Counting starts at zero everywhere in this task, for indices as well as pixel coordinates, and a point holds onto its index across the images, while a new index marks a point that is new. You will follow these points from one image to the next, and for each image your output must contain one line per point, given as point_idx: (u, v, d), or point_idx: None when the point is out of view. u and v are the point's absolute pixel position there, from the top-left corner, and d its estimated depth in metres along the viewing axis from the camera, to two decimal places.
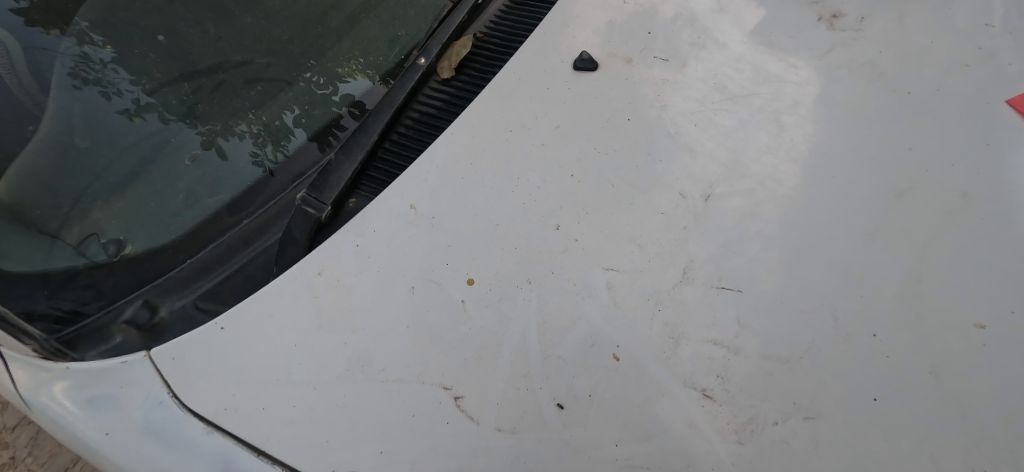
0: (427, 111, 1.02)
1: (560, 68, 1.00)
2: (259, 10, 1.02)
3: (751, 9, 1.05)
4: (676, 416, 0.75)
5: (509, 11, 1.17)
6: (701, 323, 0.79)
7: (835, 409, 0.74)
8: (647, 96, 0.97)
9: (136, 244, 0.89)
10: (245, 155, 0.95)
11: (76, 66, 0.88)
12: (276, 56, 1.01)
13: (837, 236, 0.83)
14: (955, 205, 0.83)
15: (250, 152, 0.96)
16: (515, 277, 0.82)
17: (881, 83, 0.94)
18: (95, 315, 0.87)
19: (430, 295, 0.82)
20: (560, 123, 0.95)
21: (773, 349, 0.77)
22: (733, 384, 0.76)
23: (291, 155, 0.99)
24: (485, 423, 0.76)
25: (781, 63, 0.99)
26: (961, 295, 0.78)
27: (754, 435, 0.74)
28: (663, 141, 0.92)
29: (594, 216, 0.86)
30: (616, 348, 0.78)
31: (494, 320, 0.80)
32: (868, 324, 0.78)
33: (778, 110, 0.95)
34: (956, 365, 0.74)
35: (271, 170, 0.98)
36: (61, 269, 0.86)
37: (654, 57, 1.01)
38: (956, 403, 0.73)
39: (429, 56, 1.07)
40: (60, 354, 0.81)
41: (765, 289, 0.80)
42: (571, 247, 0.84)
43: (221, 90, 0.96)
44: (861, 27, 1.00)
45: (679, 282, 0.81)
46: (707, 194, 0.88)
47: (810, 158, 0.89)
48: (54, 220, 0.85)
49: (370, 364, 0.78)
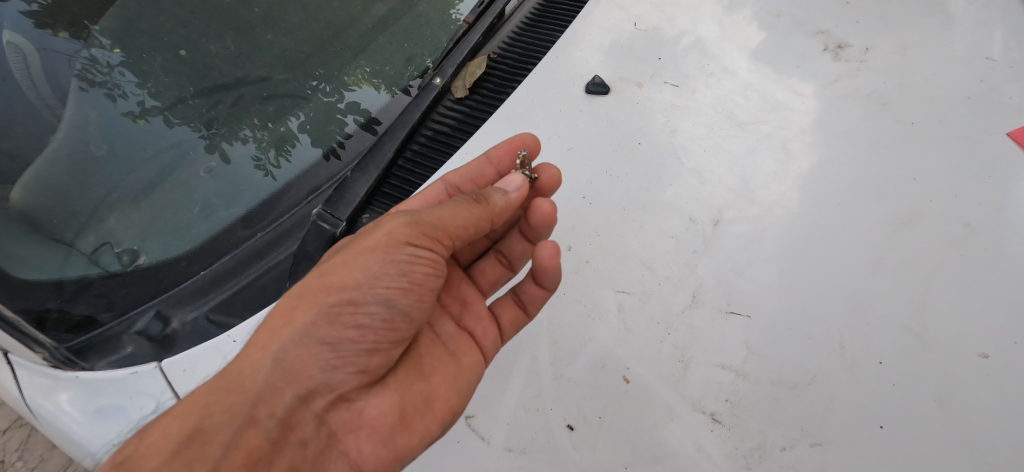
0: (441, 130, 1.05)
1: (572, 90, 1.04)
2: (281, 28, 1.04)
3: (756, 36, 1.08)
4: (685, 440, 0.77)
5: (523, 33, 1.18)
6: (710, 346, 0.81)
7: (840, 436, 0.76)
8: (658, 121, 1.00)
9: (150, 255, 0.89)
10: (246, 159, 0.95)
11: (85, 68, 0.89)
12: (294, 71, 1.02)
13: (843, 264, 0.84)
14: (959, 236, 0.84)
15: (252, 156, 0.96)
16: (586, 324, 0.85)
17: (885, 113, 0.96)
18: (109, 324, 0.86)
19: (569, 342, 0.84)
20: (571, 145, 0.99)
21: (781, 375, 0.79)
22: (741, 409, 0.78)
23: (292, 160, 0.99)
24: (495, 444, 0.80)
25: (788, 90, 1.02)
26: (966, 327, 0.79)
27: (762, 460, 0.76)
28: (673, 165, 0.96)
29: (605, 238, 0.91)
30: (626, 370, 0.81)
31: (586, 375, 0.82)
32: (874, 351, 0.79)
33: (785, 137, 0.97)
34: (961, 395, 0.75)
35: (271, 173, 0.97)
36: (75, 279, 0.85)
37: (664, 82, 1.04)
38: (962, 433, 0.74)
39: (444, 75, 1.07)
40: (71, 363, 0.80)
41: (770, 313, 0.82)
42: (582, 269, 0.89)
43: (240, 104, 0.98)
44: (865, 58, 1.02)
45: (688, 305, 0.84)
46: (716, 219, 0.91)
47: (814, 185, 0.92)
48: (70, 229, 0.84)
49: (526, 425, 0.80)
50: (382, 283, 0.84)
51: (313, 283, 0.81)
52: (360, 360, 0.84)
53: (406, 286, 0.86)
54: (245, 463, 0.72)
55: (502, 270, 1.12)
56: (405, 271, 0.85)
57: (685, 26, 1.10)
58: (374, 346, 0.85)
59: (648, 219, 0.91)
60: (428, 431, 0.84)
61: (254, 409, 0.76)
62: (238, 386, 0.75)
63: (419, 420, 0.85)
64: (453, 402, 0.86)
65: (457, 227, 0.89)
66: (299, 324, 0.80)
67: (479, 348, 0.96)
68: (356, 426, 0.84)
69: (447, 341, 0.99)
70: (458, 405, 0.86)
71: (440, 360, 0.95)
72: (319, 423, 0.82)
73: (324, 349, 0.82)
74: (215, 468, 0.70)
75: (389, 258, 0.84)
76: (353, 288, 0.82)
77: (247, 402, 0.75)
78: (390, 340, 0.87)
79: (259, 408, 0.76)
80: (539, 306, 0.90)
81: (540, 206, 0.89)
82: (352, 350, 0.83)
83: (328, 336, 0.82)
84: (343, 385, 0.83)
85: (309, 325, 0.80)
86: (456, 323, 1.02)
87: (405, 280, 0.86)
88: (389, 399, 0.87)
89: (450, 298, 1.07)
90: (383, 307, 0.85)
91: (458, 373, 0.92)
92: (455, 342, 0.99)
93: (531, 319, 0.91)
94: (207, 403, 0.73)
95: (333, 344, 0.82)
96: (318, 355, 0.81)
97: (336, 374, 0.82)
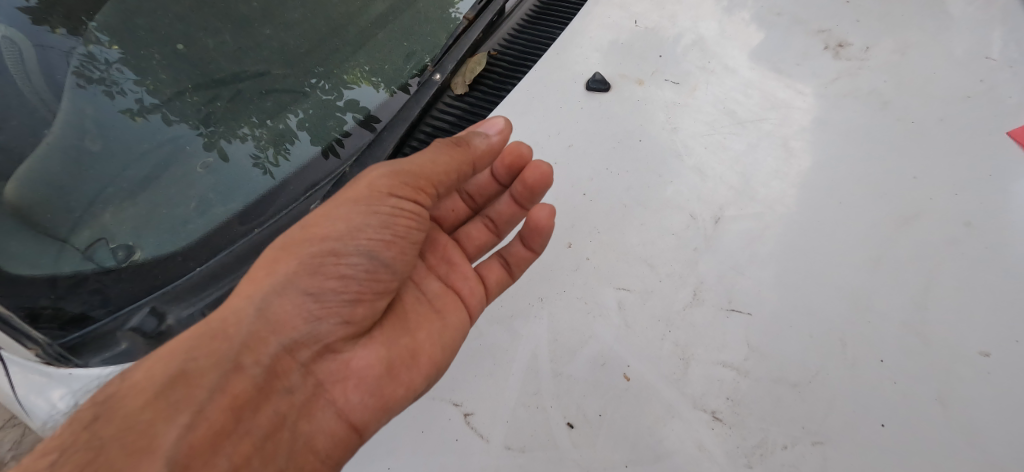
0: (439, 126, 1.08)
1: (572, 88, 1.04)
2: (279, 23, 1.03)
3: (756, 34, 1.07)
4: (685, 438, 0.77)
5: (523, 30, 1.18)
6: (711, 344, 0.81)
7: (842, 434, 0.75)
8: (658, 119, 1.00)
9: (145, 251, 0.87)
10: (244, 158, 0.94)
11: (82, 65, 0.88)
12: (292, 66, 1.01)
13: (843, 262, 0.84)
14: (959, 234, 0.84)
15: (250, 154, 0.95)
16: (585, 322, 0.84)
17: (885, 112, 0.96)
18: (103, 321, 0.84)
19: (571, 340, 0.83)
20: (572, 142, 0.99)
21: (782, 373, 0.78)
22: (742, 407, 0.77)
23: (290, 158, 0.98)
24: (494, 441, 0.79)
25: (788, 89, 1.02)
26: (966, 325, 0.78)
27: (763, 458, 0.75)
28: (673, 163, 0.95)
29: (605, 235, 0.90)
30: (627, 368, 0.81)
31: (587, 373, 0.81)
32: (875, 350, 0.78)
33: (786, 135, 0.97)
34: (962, 393, 0.75)
35: (269, 172, 0.96)
36: (69, 275, 0.83)
37: (664, 79, 1.04)
38: (964, 432, 0.73)
39: (444, 72, 1.09)
40: (65, 360, 0.81)
41: (771, 311, 0.82)
42: (583, 266, 0.88)
43: (237, 99, 0.97)
44: (865, 57, 1.02)
45: (689, 303, 0.84)
46: (717, 217, 0.90)
47: (815, 183, 0.91)
48: (64, 224, 0.84)
49: (527, 424, 0.79)
50: (364, 234, 0.86)
51: (295, 235, 0.83)
52: (344, 310, 0.87)
53: (388, 239, 0.88)
54: (231, 408, 0.78)
55: (489, 235, 1.11)
56: (388, 224, 0.87)
57: (685, 24, 1.10)
58: (358, 297, 0.88)
59: (648, 216, 0.91)
60: (413, 383, 0.87)
61: (240, 356, 0.80)
62: (222, 332, 0.79)
63: (405, 372, 0.89)
64: (437, 357, 0.89)
65: (437, 175, 0.89)
66: (281, 275, 0.83)
67: (464, 308, 0.97)
68: (343, 377, 0.88)
69: (432, 299, 1.00)
70: (443, 361, 0.89)
71: (426, 318, 0.97)
72: (304, 374, 0.86)
73: (306, 301, 0.84)
74: (201, 410, 0.75)
75: (369, 210, 0.85)
76: (335, 239, 0.84)
77: (232, 348, 0.79)
78: (373, 291, 0.89)
79: (245, 356, 0.80)
80: (524, 268, 0.93)
81: (537, 168, 0.93)
82: (335, 302, 0.86)
83: (310, 288, 0.84)
84: (327, 336, 0.86)
85: (292, 276, 0.83)
86: (442, 281, 1.03)
87: (388, 232, 0.88)
88: (375, 352, 0.90)
89: (434, 261, 1.05)
90: (365, 258, 0.87)
91: (442, 331, 0.94)
92: (440, 300, 0.99)
93: (514, 279, 0.95)
94: (190, 350, 0.76)
95: (316, 295, 0.85)
96: (301, 307, 0.84)
97: (320, 325, 0.85)
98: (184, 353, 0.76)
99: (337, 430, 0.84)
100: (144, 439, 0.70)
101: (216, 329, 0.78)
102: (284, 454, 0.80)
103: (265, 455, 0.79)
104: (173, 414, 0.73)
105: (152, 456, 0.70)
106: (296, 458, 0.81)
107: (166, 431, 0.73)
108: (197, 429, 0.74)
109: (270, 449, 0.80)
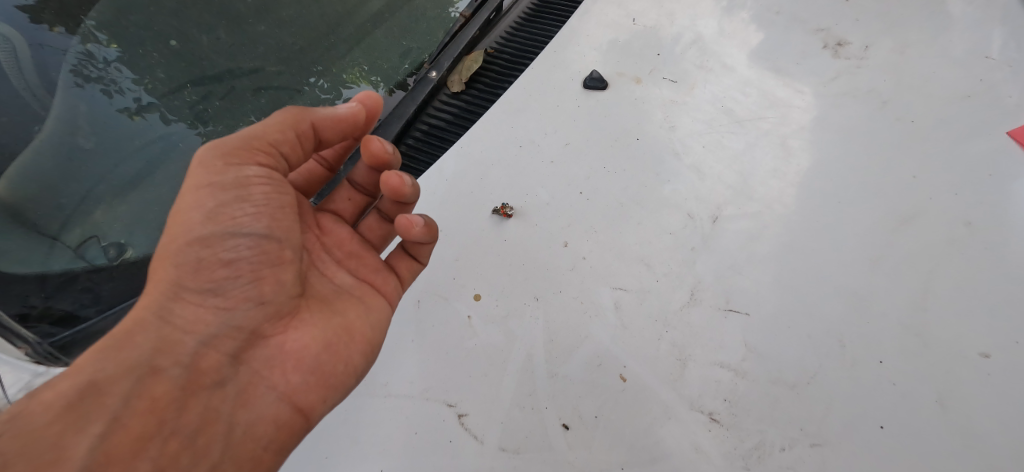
0: (435, 124, 1.04)
1: (570, 85, 1.03)
2: (274, 19, 1.02)
3: (755, 33, 1.06)
4: (682, 440, 0.76)
5: (521, 27, 1.17)
6: (708, 345, 0.80)
7: (840, 436, 0.74)
8: (656, 117, 0.99)
9: (138, 249, 0.87)
10: None
11: (79, 63, 0.87)
12: (288, 64, 1.01)
13: (842, 262, 0.83)
14: (959, 235, 0.83)
15: None
16: (581, 323, 0.83)
17: (884, 111, 0.95)
18: (93, 319, 0.83)
19: (568, 341, 0.83)
20: (569, 140, 0.98)
21: (780, 374, 0.78)
22: (739, 409, 0.77)
23: None
24: (489, 443, 0.78)
25: (788, 88, 1.01)
26: (966, 327, 0.78)
27: (761, 460, 0.74)
28: (670, 161, 0.95)
29: (602, 234, 0.89)
30: (623, 369, 0.80)
31: (583, 373, 0.80)
32: (874, 351, 0.78)
33: (784, 134, 0.96)
34: (962, 395, 0.74)
35: None
36: (59, 273, 0.82)
37: (662, 78, 1.03)
38: (964, 434, 0.73)
39: (440, 70, 1.08)
40: (54, 359, 0.80)
41: (769, 311, 0.81)
42: (579, 265, 0.87)
43: (233, 97, 0.96)
44: (865, 56, 1.01)
45: (686, 303, 0.83)
46: (715, 216, 0.89)
47: (813, 181, 0.91)
48: (55, 222, 0.82)
49: (522, 425, 0.79)
50: (238, 211, 0.75)
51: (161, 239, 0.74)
52: (250, 293, 0.76)
53: (257, 209, 0.77)
54: (151, 411, 0.68)
55: (390, 224, 0.97)
56: (245, 194, 0.75)
57: (683, 22, 1.09)
58: (255, 276, 0.76)
59: (646, 216, 0.90)
60: (351, 360, 0.81)
61: (153, 359, 0.70)
62: (127, 341, 0.70)
63: (343, 348, 0.81)
64: (372, 335, 0.84)
65: (282, 138, 0.78)
66: (167, 275, 0.74)
67: (382, 294, 0.89)
68: (279, 361, 0.77)
69: (351, 288, 0.88)
70: (375, 338, 0.84)
71: (350, 299, 0.86)
72: (235, 364, 0.75)
73: (206, 295, 0.75)
74: (116, 418, 0.66)
75: (218, 186, 0.74)
76: (207, 223, 0.74)
77: (143, 353, 0.70)
78: (275, 269, 0.78)
79: (160, 358, 0.71)
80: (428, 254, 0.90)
81: (388, 180, 0.82)
82: (232, 285, 0.75)
83: (203, 283, 0.75)
84: (247, 322, 0.76)
85: (176, 275, 0.74)
86: (354, 275, 0.90)
87: (263, 204, 0.77)
88: (307, 333, 0.79)
89: (341, 255, 0.91)
90: (248, 235, 0.76)
91: (368, 310, 0.86)
92: (359, 285, 0.89)
93: (424, 264, 0.91)
94: (95, 360, 0.68)
95: (211, 286, 0.75)
96: (199, 302, 0.74)
97: (231, 314, 0.75)
98: (88, 370, 0.68)
99: (282, 413, 0.75)
100: (53, 453, 0.62)
101: (117, 338, 0.69)
102: (224, 449, 0.70)
103: (196, 450, 0.68)
104: (82, 425, 0.65)
105: (62, 470, 0.61)
106: (234, 447, 0.71)
107: (77, 446, 0.64)
108: (114, 437, 0.65)
109: (203, 443, 0.69)
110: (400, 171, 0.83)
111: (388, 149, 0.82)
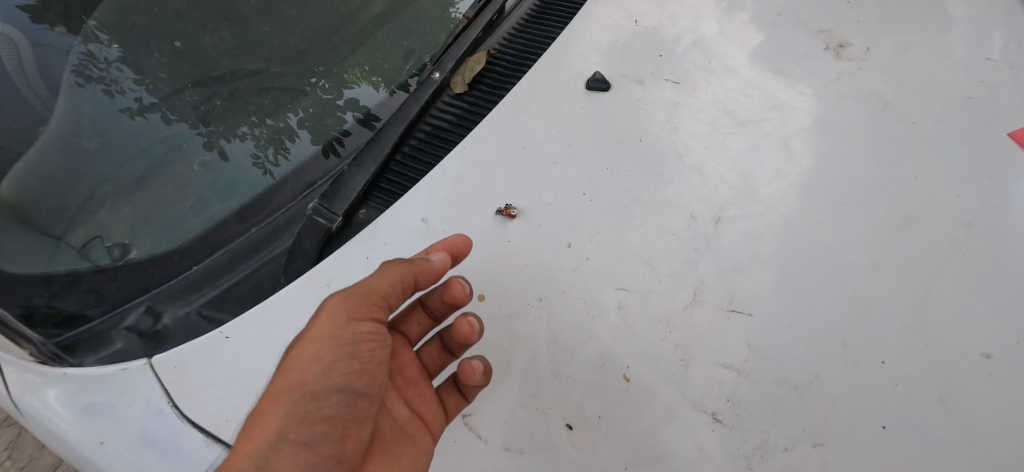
0: (439, 125, 1.05)
1: (572, 86, 1.04)
2: (277, 20, 1.03)
3: (757, 34, 1.07)
4: (685, 440, 0.76)
5: (523, 28, 1.17)
6: (711, 345, 0.80)
7: (842, 436, 0.75)
8: (658, 118, 0.99)
9: (141, 249, 0.87)
10: (244, 157, 0.94)
11: (80, 63, 0.87)
12: (291, 65, 1.01)
13: (844, 263, 0.84)
14: (960, 236, 0.84)
15: (250, 153, 0.94)
16: (585, 325, 0.84)
17: (886, 112, 0.95)
18: (98, 319, 0.84)
19: (572, 341, 0.83)
20: (572, 141, 0.98)
21: (783, 375, 0.78)
22: (743, 409, 0.77)
23: (290, 157, 0.98)
24: (493, 443, 0.78)
25: (789, 89, 1.01)
26: (968, 328, 0.78)
27: (763, 459, 0.75)
28: (673, 163, 0.95)
29: (605, 235, 0.89)
30: (626, 369, 0.80)
31: (586, 373, 0.81)
32: (876, 351, 0.78)
33: (787, 135, 0.96)
34: (963, 395, 0.74)
35: (269, 171, 0.96)
36: (64, 273, 0.83)
37: (665, 79, 1.04)
38: (965, 434, 0.73)
39: (443, 71, 1.08)
40: (59, 359, 0.78)
41: (771, 312, 0.81)
42: (582, 266, 0.87)
43: (235, 98, 0.96)
44: (866, 57, 1.02)
45: (689, 304, 0.83)
46: (717, 217, 0.90)
47: (815, 182, 0.91)
48: (59, 222, 0.83)
49: (527, 426, 0.79)
50: (338, 371, 0.78)
51: (274, 386, 0.75)
52: (335, 451, 0.78)
53: (361, 366, 0.81)
54: None
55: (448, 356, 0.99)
56: (356, 352, 0.80)
57: (686, 24, 1.09)
58: (344, 433, 0.79)
59: (649, 218, 0.90)
60: None
61: None
62: None
63: None
64: None
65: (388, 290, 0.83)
66: (271, 429, 0.73)
67: (430, 433, 0.87)
68: None
69: (404, 426, 0.90)
70: None
71: (404, 443, 0.88)
72: None
73: (301, 450, 0.75)
74: None
75: (337, 340, 0.78)
76: (313, 379, 0.77)
77: None
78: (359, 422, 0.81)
79: None
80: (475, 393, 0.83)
81: (460, 327, 0.83)
82: (323, 442, 0.76)
83: (301, 436, 0.75)
84: None
85: (284, 425, 0.74)
86: (409, 407, 0.94)
87: (359, 362, 0.81)
88: None
89: (401, 383, 0.96)
90: (345, 392, 0.79)
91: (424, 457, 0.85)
92: (411, 425, 0.90)
93: (469, 401, 0.84)
94: None
95: (307, 443, 0.75)
96: (294, 456, 0.74)
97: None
98: None
99: None
100: None
101: None
102: None
103: None
104: None
105: None
106: None
107: None
108: None
109: None
110: (471, 318, 0.84)
111: (468, 293, 0.86)
